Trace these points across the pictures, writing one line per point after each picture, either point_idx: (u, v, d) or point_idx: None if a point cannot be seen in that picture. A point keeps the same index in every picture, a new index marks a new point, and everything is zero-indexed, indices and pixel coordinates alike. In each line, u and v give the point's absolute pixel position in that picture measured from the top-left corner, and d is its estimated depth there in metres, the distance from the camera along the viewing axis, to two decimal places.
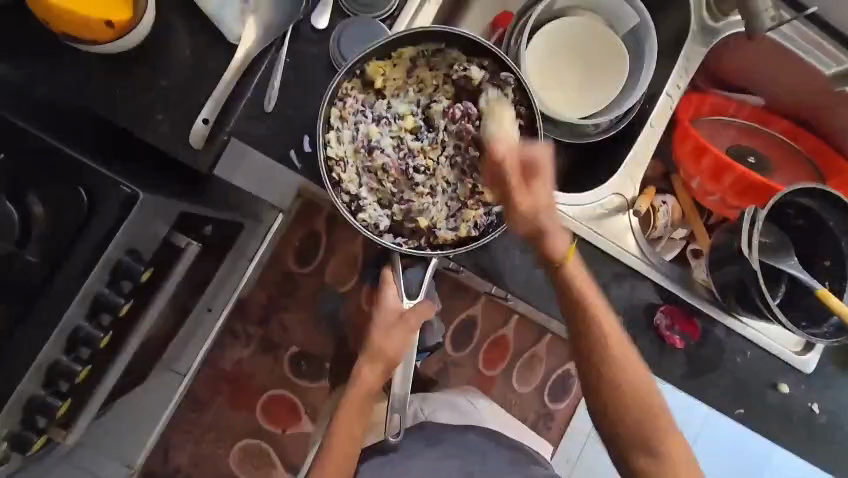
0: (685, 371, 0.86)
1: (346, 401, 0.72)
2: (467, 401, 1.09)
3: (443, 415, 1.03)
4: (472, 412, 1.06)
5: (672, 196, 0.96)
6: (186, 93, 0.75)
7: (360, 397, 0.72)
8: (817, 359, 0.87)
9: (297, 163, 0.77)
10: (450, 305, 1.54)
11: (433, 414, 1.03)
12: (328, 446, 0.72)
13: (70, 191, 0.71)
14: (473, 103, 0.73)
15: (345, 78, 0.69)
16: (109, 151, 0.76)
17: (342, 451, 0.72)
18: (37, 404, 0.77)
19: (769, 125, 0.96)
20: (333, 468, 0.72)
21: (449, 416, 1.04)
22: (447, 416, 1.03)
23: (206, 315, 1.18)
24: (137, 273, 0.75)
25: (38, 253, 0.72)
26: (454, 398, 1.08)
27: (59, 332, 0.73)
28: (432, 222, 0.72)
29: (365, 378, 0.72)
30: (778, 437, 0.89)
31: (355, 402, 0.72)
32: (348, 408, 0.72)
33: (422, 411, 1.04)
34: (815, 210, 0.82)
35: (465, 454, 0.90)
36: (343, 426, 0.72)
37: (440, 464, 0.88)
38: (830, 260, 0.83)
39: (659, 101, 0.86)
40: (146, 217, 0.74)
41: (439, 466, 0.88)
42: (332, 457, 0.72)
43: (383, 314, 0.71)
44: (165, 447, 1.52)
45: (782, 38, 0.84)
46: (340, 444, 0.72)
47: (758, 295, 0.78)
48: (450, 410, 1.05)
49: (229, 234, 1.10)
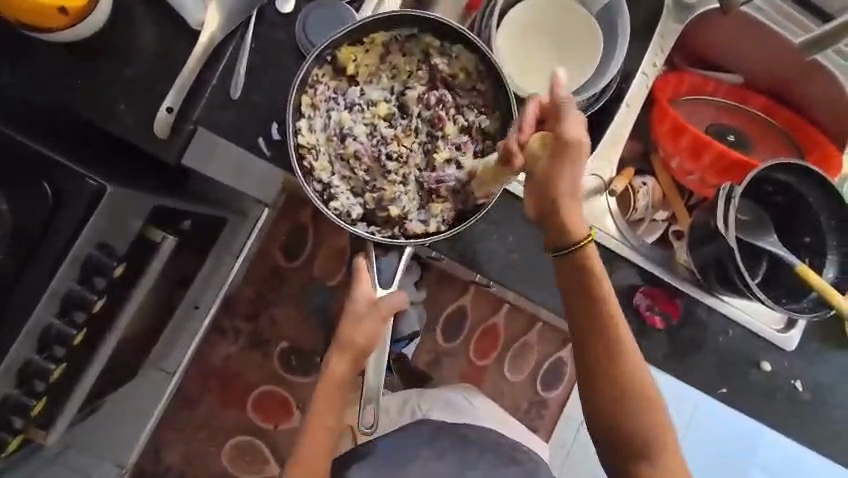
0: (668, 352, 0.86)
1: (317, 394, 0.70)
2: (463, 398, 1.05)
3: (440, 414, 1.01)
4: (470, 410, 1.03)
5: (651, 177, 0.95)
6: (151, 82, 0.74)
7: (331, 388, 0.69)
8: (800, 336, 0.87)
9: (265, 150, 0.75)
10: (439, 296, 1.54)
11: (429, 411, 1.02)
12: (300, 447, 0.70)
13: (35, 187, 0.69)
14: (446, 90, 0.71)
15: (315, 64, 0.67)
16: (85, 143, 0.74)
17: (314, 446, 0.71)
18: (11, 404, 0.76)
19: (748, 102, 0.95)
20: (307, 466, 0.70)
21: (447, 416, 1.01)
22: (443, 414, 1.01)
23: (192, 311, 1.18)
24: (109, 268, 0.73)
25: (1, 250, 0.70)
26: (452, 395, 1.05)
27: (29, 331, 0.72)
28: (404, 212, 0.70)
29: (332, 370, 0.69)
30: (764, 416, 0.88)
31: (326, 392, 0.69)
32: (320, 402, 0.70)
33: (418, 408, 1.03)
34: (793, 186, 0.81)
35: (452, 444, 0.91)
36: (317, 416, 0.70)
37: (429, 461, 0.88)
38: (810, 237, 0.83)
39: (634, 80, 0.86)
40: (117, 211, 0.72)
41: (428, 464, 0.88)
42: (307, 454, 0.70)
43: (353, 302, 0.68)
44: (156, 446, 1.51)
45: (755, 12, 0.83)
46: (315, 442, 0.70)
47: (736, 272, 0.77)
48: (448, 409, 1.02)
49: (210, 230, 1.09)
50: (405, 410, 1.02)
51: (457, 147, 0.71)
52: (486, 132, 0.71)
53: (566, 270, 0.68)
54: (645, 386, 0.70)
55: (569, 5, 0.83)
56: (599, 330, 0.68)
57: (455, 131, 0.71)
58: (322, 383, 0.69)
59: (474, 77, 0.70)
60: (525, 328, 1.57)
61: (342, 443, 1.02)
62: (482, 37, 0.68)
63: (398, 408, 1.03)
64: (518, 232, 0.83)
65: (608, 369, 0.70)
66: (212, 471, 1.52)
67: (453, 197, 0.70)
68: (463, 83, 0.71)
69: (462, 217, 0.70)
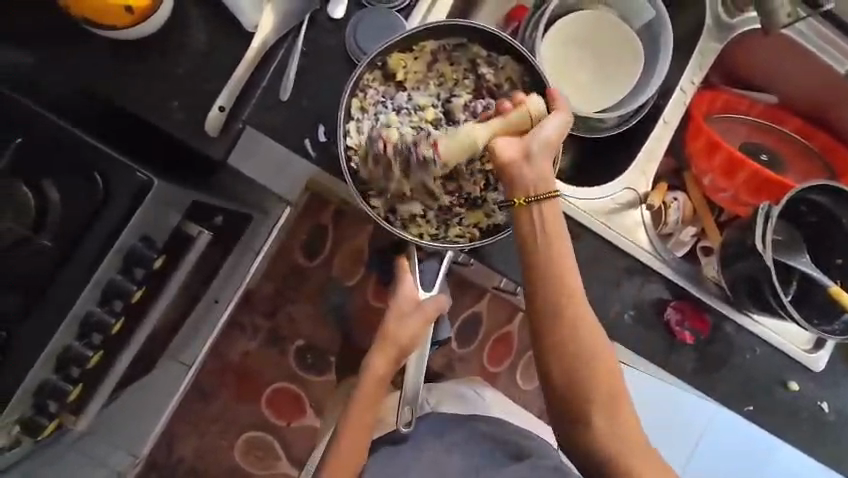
0: (694, 367, 0.86)
1: (356, 396, 0.70)
2: (472, 391, 1.04)
3: (447, 406, 0.99)
4: (478, 403, 1.01)
5: (682, 192, 0.96)
6: (202, 81, 0.76)
7: (373, 388, 0.69)
8: (827, 356, 0.88)
9: (311, 151, 0.75)
10: (456, 302, 1.56)
11: (437, 405, 0.99)
12: (339, 452, 0.70)
13: (87, 179, 0.72)
14: (492, 98, 0.72)
15: (366, 69, 0.69)
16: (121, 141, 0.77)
17: (350, 448, 0.70)
18: (48, 389, 0.78)
19: (781, 123, 0.96)
20: (344, 467, 0.69)
21: (454, 408, 0.99)
22: (451, 409, 0.99)
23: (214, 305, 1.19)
24: (149, 260, 0.75)
25: (52, 236, 0.72)
26: (461, 388, 1.03)
27: (71, 319, 0.74)
28: (443, 217, 0.72)
29: (373, 367, 0.69)
30: (787, 436, 0.88)
31: (368, 391, 0.69)
32: (361, 404, 0.70)
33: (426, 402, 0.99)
34: (826, 206, 0.82)
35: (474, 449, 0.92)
36: (356, 418, 0.70)
37: (446, 457, 0.89)
38: (842, 258, 0.83)
39: (671, 97, 0.87)
40: (161, 204, 0.75)
41: (445, 459, 0.89)
42: (346, 459, 0.70)
43: (398, 303, 0.69)
44: (170, 438, 1.52)
45: (797, 35, 0.84)
46: (355, 445, 0.70)
47: (770, 290, 0.78)
48: (456, 404, 0.99)
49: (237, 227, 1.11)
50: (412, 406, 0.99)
51: None
52: None
53: (527, 220, 0.62)
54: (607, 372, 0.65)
55: (595, 17, 0.84)
56: (559, 302, 0.63)
57: None
58: (363, 382, 0.69)
59: (519, 87, 0.72)
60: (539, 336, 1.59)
61: None
62: (531, 50, 0.70)
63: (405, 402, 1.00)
64: None
65: (566, 349, 0.64)
66: (223, 465, 1.53)
67: (493, 202, 0.72)
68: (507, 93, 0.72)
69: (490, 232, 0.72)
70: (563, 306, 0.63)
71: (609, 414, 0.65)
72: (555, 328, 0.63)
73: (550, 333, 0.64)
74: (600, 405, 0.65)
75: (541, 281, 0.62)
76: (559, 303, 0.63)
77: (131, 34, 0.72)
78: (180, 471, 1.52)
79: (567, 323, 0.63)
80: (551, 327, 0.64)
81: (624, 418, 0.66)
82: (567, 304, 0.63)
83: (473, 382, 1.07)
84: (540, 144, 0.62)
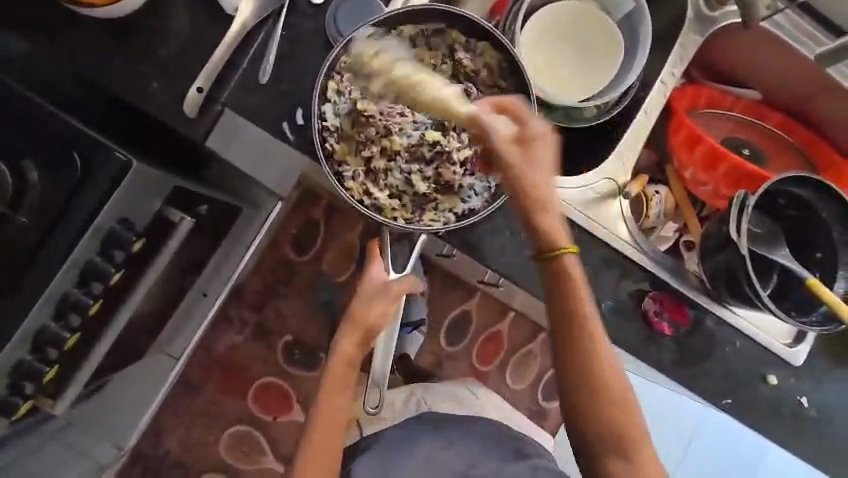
0: (675, 360, 0.85)
1: (326, 379, 0.69)
2: (467, 391, 1.07)
3: (445, 407, 1.03)
4: (475, 404, 1.06)
5: (664, 186, 0.96)
6: (183, 64, 0.76)
7: (342, 370, 0.68)
8: (808, 350, 0.87)
9: (289, 134, 0.76)
10: (446, 299, 1.57)
11: (435, 405, 1.03)
12: (311, 434, 0.69)
13: (64, 158, 0.72)
14: (469, 83, 0.72)
15: (343, 52, 0.69)
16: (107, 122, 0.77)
17: (325, 435, 0.69)
18: (23, 370, 0.77)
19: (763, 117, 0.99)
20: (322, 454, 0.69)
21: (452, 407, 1.04)
22: (450, 409, 1.03)
23: (202, 300, 1.19)
24: (127, 241, 0.74)
25: (31, 214, 0.73)
26: (458, 388, 1.06)
27: (47, 297, 0.74)
28: (417, 201, 0.72)
29: (342, 347, 0.68)
30: (768, 433, 0.87)
31: (338, 372, 0.68)
32: (330, 386, 0.69)
33: (424, 401, 1.03)
34: (808, 200, 0.81)
35: (466, 451, 0.92)
36: (326, 403, 0.69)
37: (442, 455, 0.91)
38: (821, 252, 0.83)
39: (652, 89, 0.87)
40: (140, 185, 0.75)
41: (441, 456, 0.91)
42: (315, 443, 0.69)
43: (367, 284, 0.68)
44: (155, 431, 1.51)
45: (777, 28, 0.84)
46: (325, 429, 0.69)
47: (746, 281, 0.77)
48: (453, 403, 1.04)
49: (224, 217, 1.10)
50: (409, 405, 1.02)
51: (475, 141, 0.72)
52: None
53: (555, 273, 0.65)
54: (631, 422, 0.66)
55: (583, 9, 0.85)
56: (577, 331, 0.65)
57: None
58: (332, 364, 0.69)
59: (496, 74, 0.72)
60: (529, 336, 1.60)
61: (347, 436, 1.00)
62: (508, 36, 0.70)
63: (405, 398, 1.03)
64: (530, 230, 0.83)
65: (584, 378, 0.66)
66: (209, 459, 1.53)
67: (471, 189, 0.72)
68: (485, 79, 0.72)
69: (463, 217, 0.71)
70: (578, 336, 0.66)
71: (623, 440, 0.66)
72: (580, 379, 0.66)
73: (576, 384, 0.67)
74: (618, 433, 0.66)
75: (575, 335, 0.66)
76: (576, 333, 0.66)
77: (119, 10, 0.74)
78: (165, 465, 1.51)
79: (591, 370, 0.66)
80: (570, 355, 0.67)
81: (642, 445, 0.67)
82: (584, 334, 0.65)
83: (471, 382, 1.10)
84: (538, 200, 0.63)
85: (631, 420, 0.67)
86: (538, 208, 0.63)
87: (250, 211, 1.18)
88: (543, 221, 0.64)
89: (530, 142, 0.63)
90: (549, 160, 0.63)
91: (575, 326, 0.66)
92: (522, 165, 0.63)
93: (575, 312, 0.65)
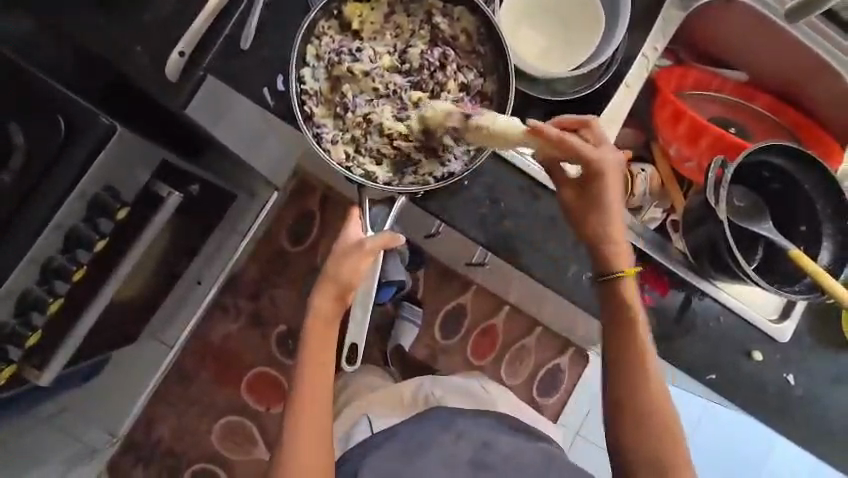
0: (657, 333, 0.84)
1: (308, 335, 0.70)
2: (478, 386, 1.07)
3: (453, 401, 1.03)
4: (485, 398, 1.04)
5: (650, 165, 0.95)
6: (168, 31, 0.78)
7: (322, 327, 0.69)
8: (794, 327, 0.85)
9: (269, 99, 0.78)
10: (441, 292, 1.56)
11: (443, 399, 1.02)
12: (298, 397, 0.70)
13: (49, 120, 0.71)
14: (447, 48, 0.72)
15: (322, 16, 0.69)
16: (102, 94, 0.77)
17: (313, 391, 0.71)
18: (7, 331, 0.76)
19: (751, 98, 0.99)
20: (308, 408, 0.70)
21: (459, 401, 1.03)
22: (459, 403, 1.02)
23: (195, 286, 1.26)
24: (113, 210, 0.75)
25: (13, 173, 0.70)
26: (469, 385, 1.06)
27: (32, 258, 0.72)
28: (397, 164, 0.71)
29: (319, 303, 0.69)
30: (753, 412, 0.86)
31: (315, 327, 0.69)
32: (312, 351, 0.70)
33: (433, 394, 1.03)
34: (789, 172, 0.81)
35: (477, 437, 0.92)
36: (311, 357, 0.70)
37: (453, 447, 0.90)
38: (806, 226, 0.83)
39: (634, 62, 0.88)
40: (126, 153, 0.74)
41: (452, 448, 0.90)
42: (303, 398, 0.70)
43: (343, 242, 0.68)
44: (148, 419, 1.48)
45: (757, 2, 0.85)
46: (311, 387, 0.70)
47: (728, 252, 0.75)
48: (462, 398, 1.04)
49: (221, 201, 1.11)
50: (419, 397, 1.03)
51: (453, 104, 0.72)
52: (491, 94, 0.72)
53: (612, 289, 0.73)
54: (672, 431, 0.72)
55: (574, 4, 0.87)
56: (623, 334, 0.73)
57: (451, 89, 0.72)
58: (310, 321, 0.70)
59: (474, 38, 0.72)
60: (524, 330, 1.58)
61: (357, 429, 0.98)
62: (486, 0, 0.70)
63: (412, 394, 1.04)
64: (510, 201, 0.83)
65: (632, 378, 0.72)
66: (200, 450, 1.49)
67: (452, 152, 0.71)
68: (463, 45, 0.73)
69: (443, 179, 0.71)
70: (631, 335, 0.73)
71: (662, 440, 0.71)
72: (628, 381, 0.73)
73: (623, 385, 0.73)
74: (656, 432, 0.71)
75: (626, 337, 0.73)
76: (628, 332, 0.73)
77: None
78: (156, 455, 1.48)
79: (638, 369, 0.72)
80: (624, 354, 0.73)
81: (679, 447, 0.71)
82: (632, 334, 0.73)
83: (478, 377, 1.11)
84: (603, 226, 0.72)
85: (671, 433, 0.72)
86: (607, 237, 0.73)
87: (246, 196, 1.23)
88: (613, 248, 0.73)
89: (601, 175, 0.70)
90: (617, 190, 0.71)
91: (627, 326, 0.73)
92: (598, 200, 0.72)
93: (623, 315, 0.73)
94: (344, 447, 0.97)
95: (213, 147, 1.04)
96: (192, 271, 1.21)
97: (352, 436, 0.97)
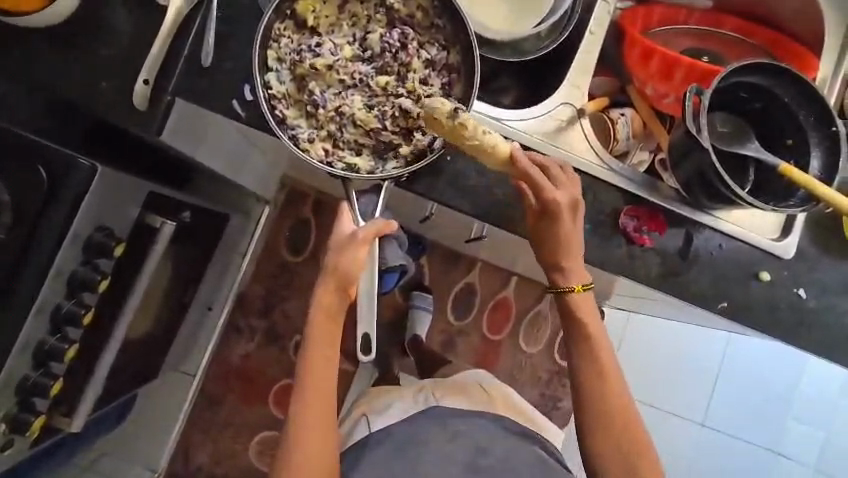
0: (663, 270, 0.84)
1: (314, 323, 0.72)
2: (478, 385, 1.09)
3: (454, 400, 1.02)
4: (484, 399, 1.05)
5: (629, 108, 0.95)
6: (130, 61, 0.78)
7: (326, 316, 0.72)
8: (797, 242, 0.86)
9: (240, 111, 0.78)
10: (449, 274, 1.57)
11: (442, 398, 1.03)
12: (304, 388, 0.73)
13: (30, 172, 0.70)
14: (405, 28, 0.72)
15: (275, 18, 0.69)
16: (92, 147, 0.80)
17: (318, 385, 0.73)
18: (28, 386, 0.76)
19: (722, 24, 0.98)
20: (316, 396, 0.73)
21: (460, 400, 1.03)
22: (459, 402, 1.02)
23: (207, 311, 1.39)
24: (110, 248, 0.75)
25: (4, 228, 0.70)
26: (469, 385, 1.08)
27: (38, 310, 0.72)
28: (376, 152, 0.71)
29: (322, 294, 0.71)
30: (771, 330, 0.86)
31: (319, 319, 0.72)
32: (315, 357, 0.73)
33: (432, 395, 1.04)
34: (768, 89, 0.81)
35: (472, 440, 0.92)
36: (314, 348, 0.73)
37: (451, 447, 0.90)
38: (792, 139, 0.83)
39: (596, 7, 0.87)
40: (110, 189, 0.74)
41: (450, 449, 0.90)
42: (313, 388, 0.73)
43: (338, 235, 0.69)
44: (185, 447, 1.46)
45: None
46: (317, 379, 0.73)
47: (719, 180, 0.76)
48: (463, 396, 1.04)
49: (216, 227, 1.13)
50: (418, 398, 1.04)
51: (422, 82, 0.72)
52: (458, 63, 0.72)
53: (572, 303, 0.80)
54: (629, 417, 0.81)
55: None
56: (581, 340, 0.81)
57: (416, 67, 0.72)
58: (316, 311, 0.72)
59: (430, 13, 0.72)
60: (536, 298, 1.58)
61: (357, 430, 1.02)
62: None
63: (413, 394, 1.05)
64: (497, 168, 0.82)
65: (596, 374, 0.81)
66: (239, 468, 1.47)
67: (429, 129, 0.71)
68: (421, 22, 0.72)
69: (423, 157, 0.71)
70: (588, 341, 0.81)
71: (626, 432, 0.80)
72: (596, 380, 0.80)
73: (593, 385, 0.80)
74: (615, 421, 0.80)
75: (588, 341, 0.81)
76: (585, 339, 0.81)
77: (62, 8, 0.75)
78: None
79: (599, 374, 0.80)
80: (583, 353, 0.81)
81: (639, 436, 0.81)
82: (587, 340, 0.81)
83: (479, 376, 1.12)
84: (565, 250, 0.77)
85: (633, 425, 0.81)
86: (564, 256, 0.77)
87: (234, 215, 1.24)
88: (570, 266, 0.78)
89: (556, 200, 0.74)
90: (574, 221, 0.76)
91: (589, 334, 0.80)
92: (554, 224, 0.76)
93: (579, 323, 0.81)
94: (345, 446, 1.01)
95: (203, 172, 1.05)
96: (200, 297, 1.27)
97: (352, 435, 1.02)
